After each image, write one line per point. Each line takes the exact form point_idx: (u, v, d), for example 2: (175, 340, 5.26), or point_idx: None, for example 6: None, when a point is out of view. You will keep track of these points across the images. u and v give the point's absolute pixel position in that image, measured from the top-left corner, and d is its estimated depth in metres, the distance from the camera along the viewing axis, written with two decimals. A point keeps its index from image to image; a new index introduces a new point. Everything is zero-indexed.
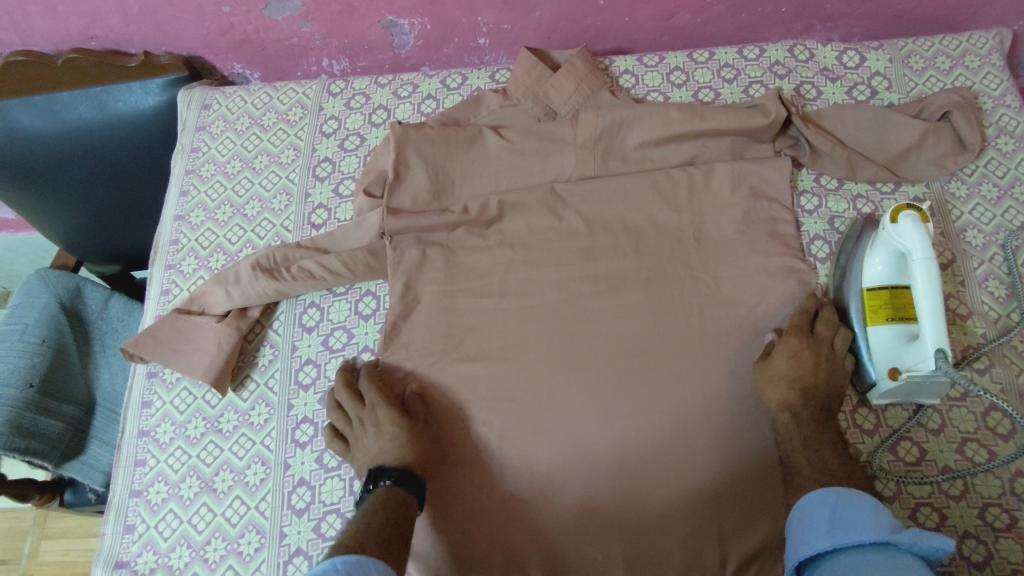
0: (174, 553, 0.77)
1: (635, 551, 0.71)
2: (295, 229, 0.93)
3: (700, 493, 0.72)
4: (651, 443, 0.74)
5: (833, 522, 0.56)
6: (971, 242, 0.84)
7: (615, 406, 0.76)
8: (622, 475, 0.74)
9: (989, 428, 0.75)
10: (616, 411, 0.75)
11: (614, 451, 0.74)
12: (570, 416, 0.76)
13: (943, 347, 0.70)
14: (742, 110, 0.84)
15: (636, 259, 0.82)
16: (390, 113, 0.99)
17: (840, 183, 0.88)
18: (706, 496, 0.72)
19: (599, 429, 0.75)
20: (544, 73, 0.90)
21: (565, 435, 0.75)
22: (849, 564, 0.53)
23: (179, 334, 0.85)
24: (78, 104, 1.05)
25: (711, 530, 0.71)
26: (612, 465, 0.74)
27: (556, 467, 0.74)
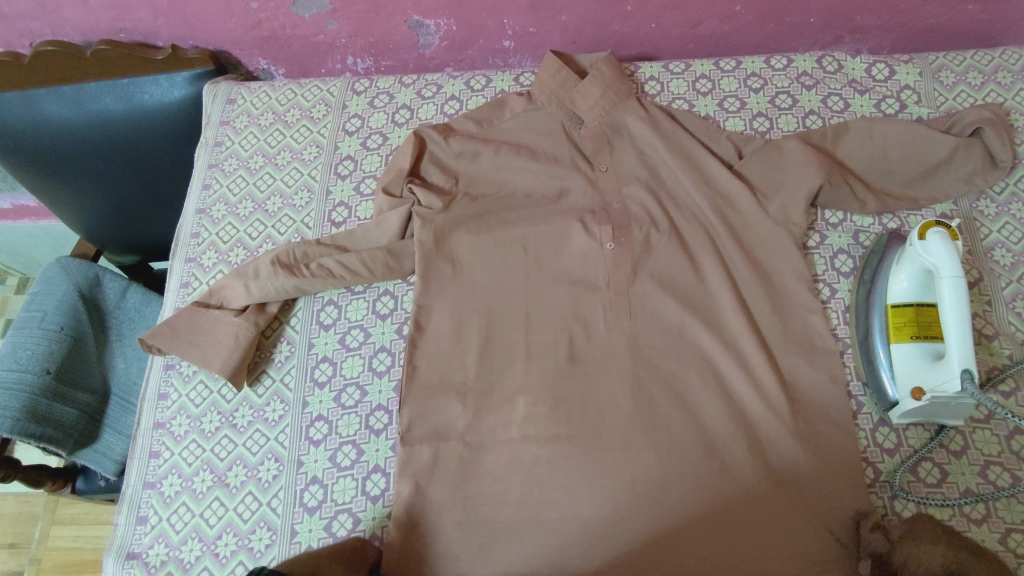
0: (185, 546, 0.77)
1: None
2: (316, 226, 0.93)
3: (726, 522, 0.70)
4: (671, 469, 0.72)
5: None
6: (999, 261, 0.83)
7: (633, 429, 0.74)
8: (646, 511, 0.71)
9: (1012, 451, 0.74)
10: (629, 430, 0.74)
11: (626, 476, 0.72)
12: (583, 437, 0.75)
13: (969, 368, 0.69)
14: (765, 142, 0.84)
15: (658, 268, 0.81)
16: (413, 113, 0.99)
17: None
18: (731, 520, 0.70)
19: (612, 449, 0.74)
20: (570, 78, 0.89)
21: (579, 454, 0.74)
22: None
23: (197, 327, 0.86)
24: (105, 95, 1.06)
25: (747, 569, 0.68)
26: (628, 491, 0.72)
27: (571, 492, 0.72)
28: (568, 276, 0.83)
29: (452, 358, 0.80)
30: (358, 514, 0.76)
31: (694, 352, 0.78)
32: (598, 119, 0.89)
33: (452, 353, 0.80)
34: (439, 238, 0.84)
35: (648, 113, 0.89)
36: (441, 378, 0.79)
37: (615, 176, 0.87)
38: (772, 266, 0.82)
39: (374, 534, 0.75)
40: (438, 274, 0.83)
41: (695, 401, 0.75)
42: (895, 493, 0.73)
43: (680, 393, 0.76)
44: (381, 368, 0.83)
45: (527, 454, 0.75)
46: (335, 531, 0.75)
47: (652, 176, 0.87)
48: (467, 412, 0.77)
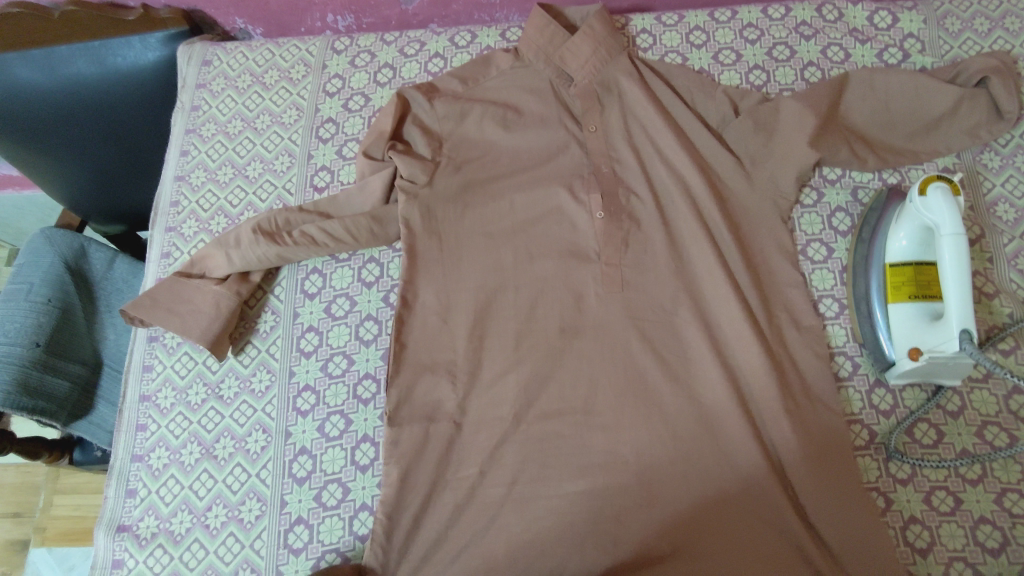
0: (175, 518, 0.77)
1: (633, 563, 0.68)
2: (298, 192, 0.90)
3: (713, 497, 0.70)
4: (662, 436, 0.72)
5: None
6: (1002, 217, 0.81)
7: (625, 398, 0.74)
8: (635, 483, 0.71)
9: (1011, 411, 0.73)
10: (618, 397, 0.74)
11: (616, 445, 0.72)
12: (572, 405, 0.74)
13: (968, 328, 0.67)
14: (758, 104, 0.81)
15: (648, 235, 0.80)
16: (396, 72, 0.95)
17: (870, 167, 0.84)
18: (715, 488, 0.70)
19: (601, 419, 0.73)
20: (558, 33, 0.85)
21: (571, 421, 0.73)
22: None
23: (178, 297, 0.83)
24: (77, 60, 1.00)
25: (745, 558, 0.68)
26: (619, 459, 0.72)
27: (561, 459, 0.72)
28: (558, 242, 0.81)
29: (440, 332, 0.77)
30: (347, 484, 0.75)
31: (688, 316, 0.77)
32: (588, 79, 0.85)
33: (441, 325, 0.78)
34: (425, 206, 0.81)
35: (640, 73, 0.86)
36: (430, 349, 0.77)
37: (605, 138, 0.84)
38: (767, 226, 0.80)
39: (363, 504, 0.75)
40: (423, 246, 0.80)
41: (689, 367, 0.75)
42: (890, 455, 0.72)
43: (671, 360, 0.75)
44: (368, 337, 0.82)
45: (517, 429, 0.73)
46: (325, 502, 0.75)
47: (644, 135, 0.84)
48: (456, 390, 0.75)
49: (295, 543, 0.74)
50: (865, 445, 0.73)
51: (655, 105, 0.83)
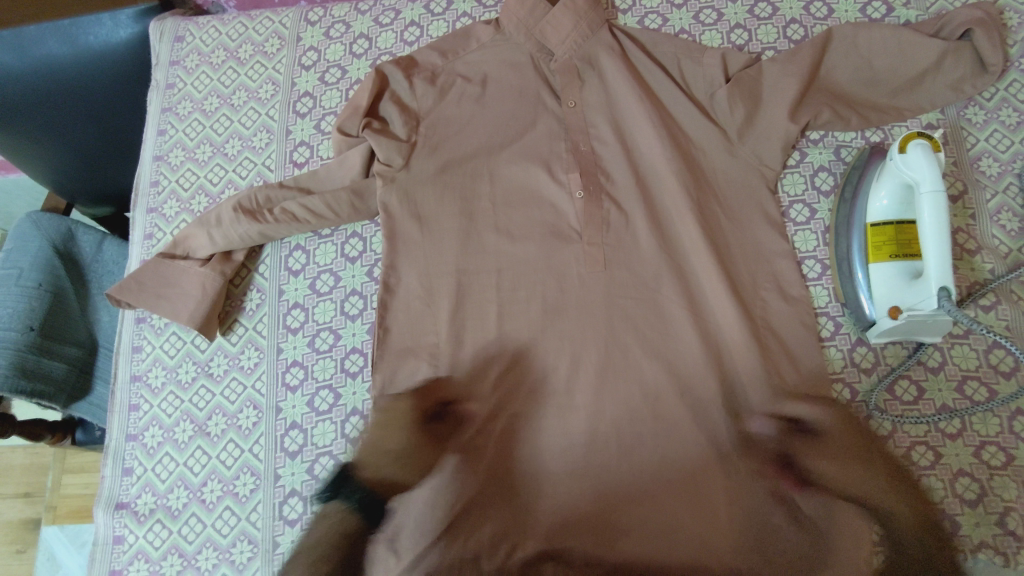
0: (172, 494, 0.78)
1: (610, 523, 0.72)
2: (278, 169, 0.90)
3: (686, 458, 0.73)
4: (642, 397, 0.75)
5: None
6: (985, 171, 0.80)
7: (610, 371, 0.75)
8: (612, 449, 0.74)
9: (991, 365, 0.73)
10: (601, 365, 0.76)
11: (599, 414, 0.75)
12: (554, 376, 0.76)
13: (947, 285, 0.67)
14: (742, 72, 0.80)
15: (629, 209, 0.80)
16: (372, 42, 0.93)
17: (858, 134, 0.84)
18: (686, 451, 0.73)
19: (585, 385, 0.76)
20: (540, 4, 0.83)
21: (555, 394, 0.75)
22: None
23: (163, 278, 0.83)
24: (47, 39, 0.98)
25: (720, 526, 0.71)
26: (599, 422, 0.74)
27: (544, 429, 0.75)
28: (541, 214, 0.81)
29: (421, 318, 0.79)
30: (339, 456, 0.77)
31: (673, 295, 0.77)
32: (569, 53, 0.84)
33: (424, 307, 0.79)
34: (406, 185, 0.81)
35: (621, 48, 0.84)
36: (416, 330, 0.79)
37: (585, 113, 0.83)
38: (750, 192, 0.80)
39: None
40: (403, 230, 0.81)
41: (669, 340, 0.76)
42: (871, 412, 0.73)
43: (654, 327, 0.76)
44: (353, 312, 0.82)
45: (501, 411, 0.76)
46: (318, 474, 0.77)
47: (624, 103, 0.83)
48: (438, 375, 0.77)
49: (290, 514, 0.76)
50: (846, 403, 0.75)
51: (633, 80, 0.82)
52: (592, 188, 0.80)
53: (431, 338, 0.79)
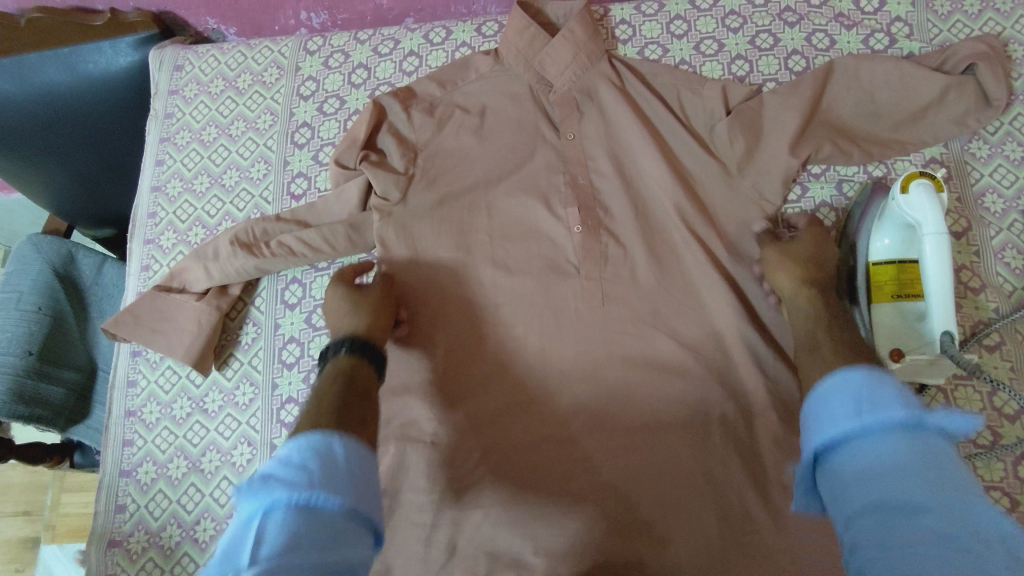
0: (165, 532, 0.78)
1: (598, 550, 0.70)
2: (275, 200, 0.89)
3: (680, 486, 0.71)
4: (639, 426, 0.74)
5: (859, 403, 0.49)
6: (990, 208, 0.79)
7: (609, 405, 0.75)
8: (604, 475, 0.73)
9: (995, 408, 0.72)
10: (597, 399, 0.76)
11: (593, 453, 0.74)
12: (553, 409, 0.76)
13: (949, 330, 0.67)
14: (744, 106, 0.79)
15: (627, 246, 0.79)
16: (371, 72, 0.93)
17: (861, 169, 0.82)
18: (681, 480, 0.71)
19: (584, 422, 0.75)
20: (540, 37, 0.83)
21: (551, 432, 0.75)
22: (876, 449, 0.46)
23: (159, 312, 0.82)
24: (47, 67, 0.98)
25: (714, 561, 0.68)
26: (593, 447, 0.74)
27: (537, 461, 0.74)
28: (539, 247, 0.80)
29: (417, 353, 0.79)
30: None
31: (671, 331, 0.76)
32: (569, 85, 0.83)
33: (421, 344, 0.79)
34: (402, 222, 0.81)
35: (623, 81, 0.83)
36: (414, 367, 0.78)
37: (587, 145, 0.82)
38: (751, 227, 0.79)
39: None
40: (401, 265, 0.81)
41: (664, 379, 0.75)
42: None
43: (653, 364, 0.76)
44: None
45: (497, 449, 0.75)
46: None
47: (626, 134, 0.82)
48: (435, 411, 0.77)
49: None
50: None
51: (633, 112, 0.81)
52: (591, 223, 0.79)
53: (428, 374, 0.78)
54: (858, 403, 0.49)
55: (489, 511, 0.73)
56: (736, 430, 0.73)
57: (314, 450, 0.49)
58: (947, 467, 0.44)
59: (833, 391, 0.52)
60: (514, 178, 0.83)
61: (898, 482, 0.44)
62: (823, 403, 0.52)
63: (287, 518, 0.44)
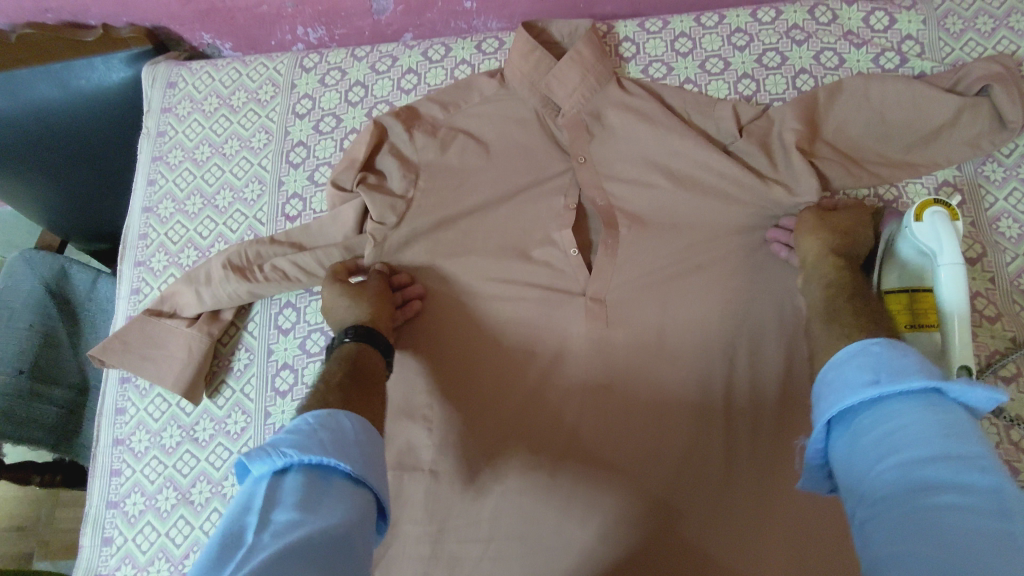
0: (153, 567, 0.75)
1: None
2: (269, 222, 0.87)
3: (690, 518, 0.69)
4: (648, 456, 0.71)
5: (878, 371, 0.48)
6: (1005, 233, 0.77)
7: (613, 433, 0.72)
8: (614, 507, 0.70)
9: (1012, 442, 0.69)
10: (604, 429, 0.73)
11: (599, 485, 0.71)
12: (555, 440, 0.73)
13: (967, 363, 0.65)
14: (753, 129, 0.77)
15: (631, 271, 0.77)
16: (368, 90, 0.91)
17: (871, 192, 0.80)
18: (693, 510, 0.69)
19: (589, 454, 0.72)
20: (545, 59, 0.81)
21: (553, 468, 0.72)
22: (895, 415, 0.45)
23: (149, 339, 0.80)
24: (38, 83, 0.96)
25: None
26: (597, 475, 0.71)
27: (543, 492, 0.71)
28: (541, 272, 0.78)
29: (414, 381, 0.77)
30: None
31: (677, 360, 0.74)
32: (575, 105, 0.81)
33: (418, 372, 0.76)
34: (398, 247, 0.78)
35: (629, 99, 0.81)
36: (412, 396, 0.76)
37: (590, 167, 0.80)
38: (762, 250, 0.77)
39: None
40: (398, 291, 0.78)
41: (671, 410, 0.72)
42: None
43: (659, 394, 0.73)
44: None
45: (496, 482, 0.73)
46: None
47: (631, 156, 0.80)
48: (433, 442, 0.75)
49: None
50: None
51: (638, 134, 0.79)
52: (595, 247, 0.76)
53: (425, 402, 0.76)
54: (877, 372, 0.48)
55: (489, 544, 0.71)
56: (748, 464, 0.70)
57: (323, 415, 0.50)
58: (966, 435, 0.43)
59: (849, 359, 0.52)
60: (515, 201, 0.80)
61: (912, 449, 0.43)
62: (837, 371, 0.52)
63: (295, 479, 0.44)
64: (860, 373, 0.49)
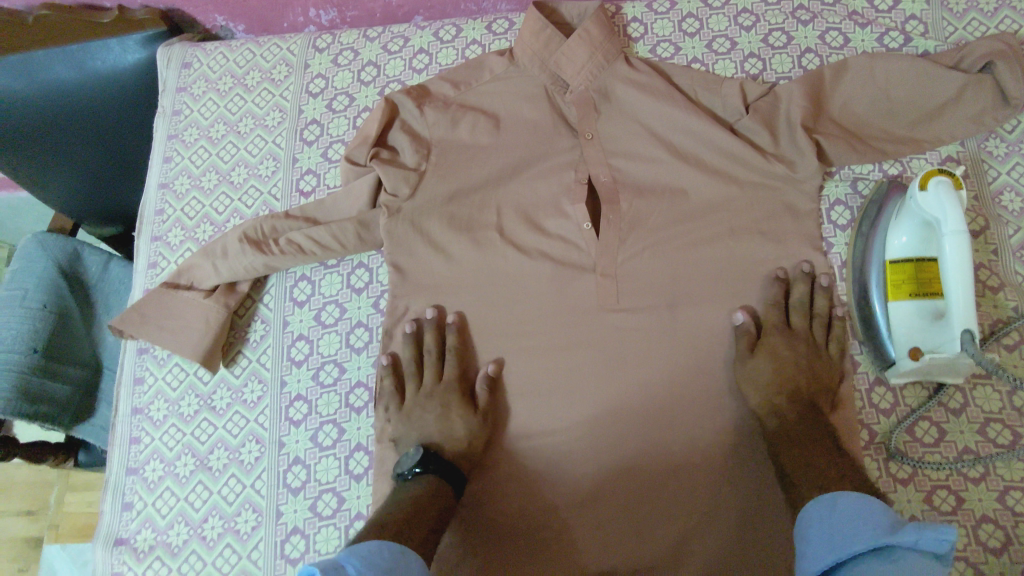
0: (173, 530, 0.77)
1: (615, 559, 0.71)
2: (284, 197, 0.89)
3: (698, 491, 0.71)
4: (666, 460, 0.72)
5: (834, 539, 0.49)
6: (1007, 206, 0.78)
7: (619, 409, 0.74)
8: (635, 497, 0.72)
9: (1014, 407, 0.71)
10: (620, 425, 0.74)
11: (609, 457, 0.73)
12: (568, 438, 0.74)
13: (970, 328, 0.66)
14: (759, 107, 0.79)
15: None
16: (380, 69, 0.92)
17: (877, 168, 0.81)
18: (704, 485, 0.71)
19: (602, 428, 0.74)
20: (555, 37, 0.82)
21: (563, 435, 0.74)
22: None
23: (166, 310, 0.81)
24: (56, 65, 0.97)
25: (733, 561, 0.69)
26: (605, 445, 0.73)
27: (558, 492, 0.73)
28: (552, 247, 0.79)
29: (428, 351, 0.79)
30: (343, 493, 0.75)
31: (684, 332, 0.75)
32: (585, 84, 0.83)
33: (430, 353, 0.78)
34: (412, 221, 0.80)
35: (637, 77, 0.82)
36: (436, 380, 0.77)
37: (599, 144, 0.81)
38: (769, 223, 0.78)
39: (358, 513, 0.74)
40: (412, 264, 0.80)
41: (684, 404, 0.73)
42: (891, 455, 0.71)
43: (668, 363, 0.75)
44: (359, 344, 0.81)
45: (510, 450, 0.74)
46: (321, 512, 0.75)
47: (639, 133, 0.81)
48: None
49: (292, 553, 0.74)
50: (865, 445, 0.72)
51: (646, 112, 0.81)
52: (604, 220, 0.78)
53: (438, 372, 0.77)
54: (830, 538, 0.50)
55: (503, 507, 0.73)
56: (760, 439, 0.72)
57: (382, 544, 0.53)
58: None
59: (824, 509, 0.54)
60: (525, 176, 0.82)
61: None
62: (812, 513, 0.54)
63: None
64: (820, 539, 0.50)
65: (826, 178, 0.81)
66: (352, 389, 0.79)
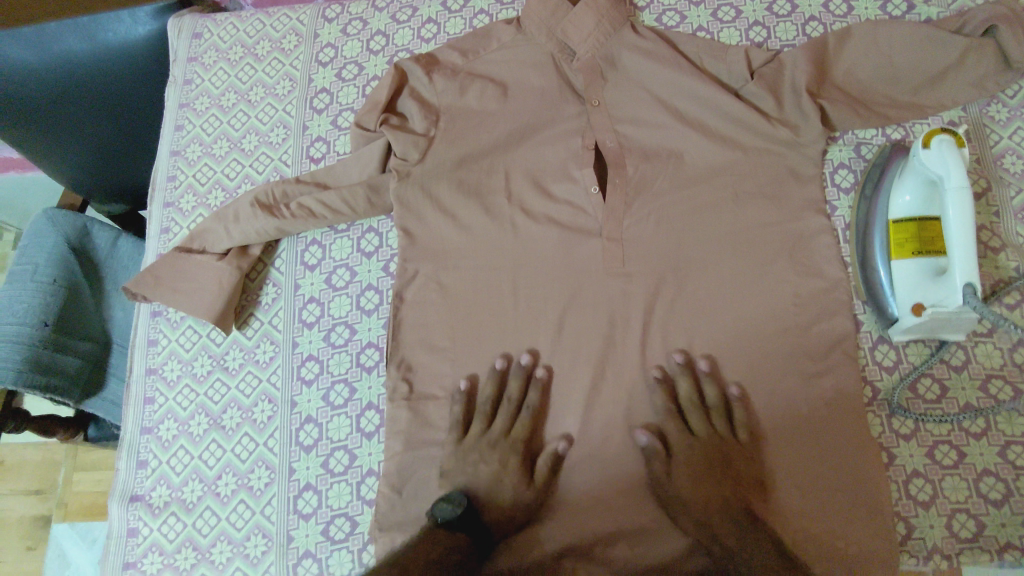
0: (186, 487, 0.78)
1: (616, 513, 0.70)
2: (294, 164, 0.90)
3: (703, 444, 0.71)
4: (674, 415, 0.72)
5: None
6: (1009, 169, 0.79)
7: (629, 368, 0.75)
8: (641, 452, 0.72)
9: (1015, 364, 0.72)
10: (628, 382, 0.75)
11: (615, 414, 0.74)
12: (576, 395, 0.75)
13: (972, 282, 0.67)
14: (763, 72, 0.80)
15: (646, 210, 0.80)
16: (389, 39, 0.94)
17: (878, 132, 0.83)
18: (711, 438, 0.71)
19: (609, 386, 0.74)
20: (562, 5, 0.83)
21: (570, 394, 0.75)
22: None
23: (180, 273, 0.83)
24: (67, 36, 0.98)
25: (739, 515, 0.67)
26: (612, 403, 0.74)
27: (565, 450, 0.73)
28: (559, 211, 0.80)
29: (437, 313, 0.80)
30: (354, 450, 0.77)
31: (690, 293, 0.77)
32: (591, 51, 0.83)
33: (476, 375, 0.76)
34: (421, 185, 0.81)
35: (644, 44, 0.83)
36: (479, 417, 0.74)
37: (606, 109, 0.82)
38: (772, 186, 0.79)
39: (369, 470, 0.76)
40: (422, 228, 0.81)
41: (691, 362, 0.74)
42: (893, 411, 0.72)
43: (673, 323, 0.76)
44: (369, 307, 0.82)
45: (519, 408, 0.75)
46: (333, 468, 0.76)
47: (645, 98, 0.82)
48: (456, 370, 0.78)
49: (304, 508, 0.75)
50: (869, 401, 0.73)
51: (652, 78, 0.82)
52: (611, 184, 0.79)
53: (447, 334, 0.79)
54: None
55: None
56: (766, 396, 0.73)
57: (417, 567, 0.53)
58: None
59: None
60: (533, 142, 0.83)
61: None
62: None
63: None
64: None
65: (829, 142, 0.83)
66: (363, 350, 0.81)
